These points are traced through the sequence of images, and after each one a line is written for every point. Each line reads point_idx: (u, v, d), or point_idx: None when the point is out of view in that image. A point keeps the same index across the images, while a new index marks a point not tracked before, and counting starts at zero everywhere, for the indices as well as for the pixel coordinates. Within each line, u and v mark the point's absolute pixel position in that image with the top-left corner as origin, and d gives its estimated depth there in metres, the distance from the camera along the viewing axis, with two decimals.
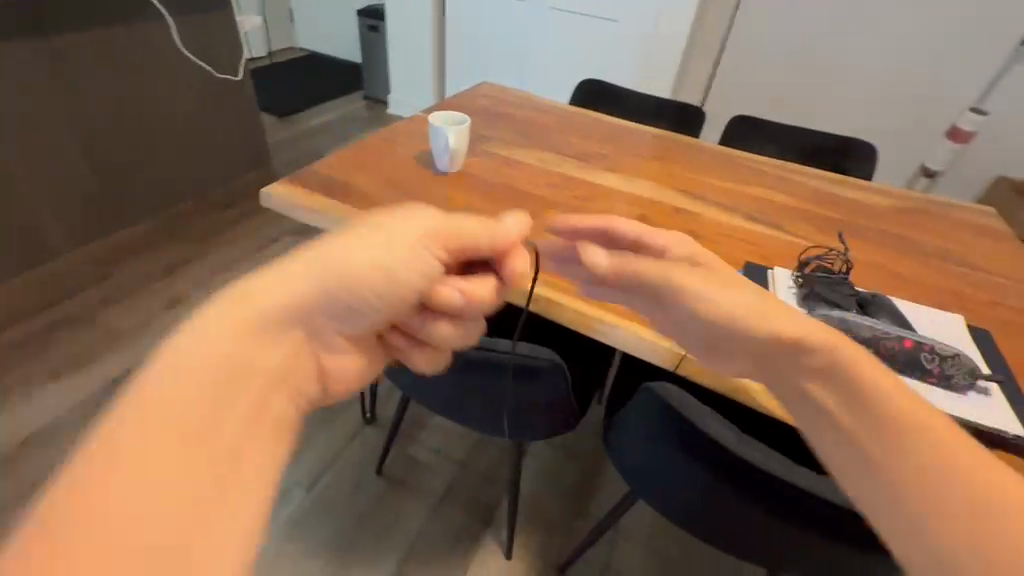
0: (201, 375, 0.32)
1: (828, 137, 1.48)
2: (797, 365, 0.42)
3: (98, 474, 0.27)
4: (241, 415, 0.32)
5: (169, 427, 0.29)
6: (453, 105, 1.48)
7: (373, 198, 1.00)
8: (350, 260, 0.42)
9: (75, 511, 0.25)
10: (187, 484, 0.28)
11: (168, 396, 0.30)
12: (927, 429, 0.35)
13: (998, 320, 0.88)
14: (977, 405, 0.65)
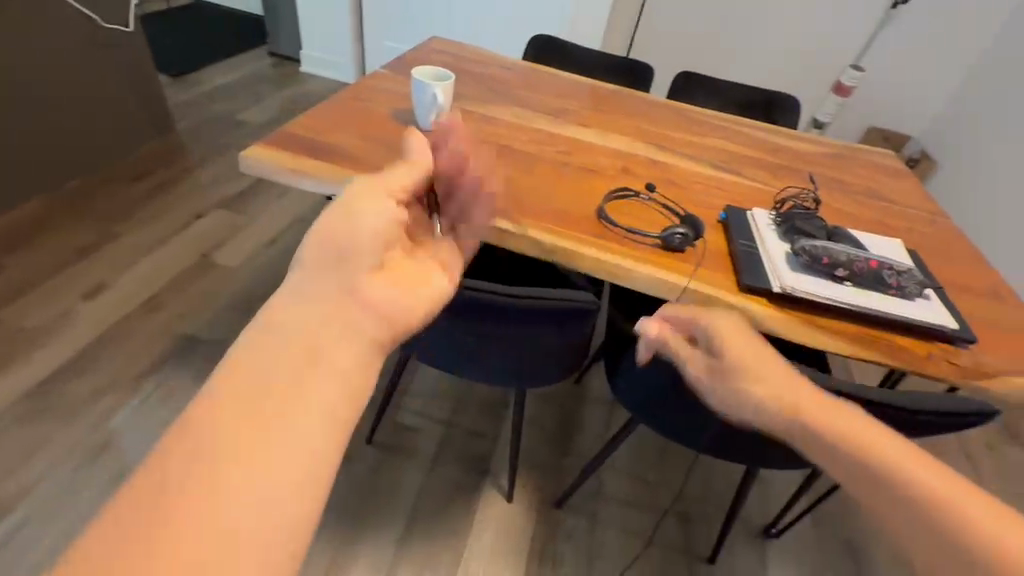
0: (270, 355, 0.32)
1: (758, 91, 1.63)
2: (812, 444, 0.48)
3: (169, 457, 0.28)
4: (279, 395, 0.31)
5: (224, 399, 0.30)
6: (409, 62, 1.42)
7: (363, 158, 0.96)
8: (358, 236, 0.39)
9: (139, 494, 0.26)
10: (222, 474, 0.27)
11: (231, 378, 0.30)
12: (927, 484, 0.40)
13: (918, 243, 1.06)
14: (924, 308, 0.81)
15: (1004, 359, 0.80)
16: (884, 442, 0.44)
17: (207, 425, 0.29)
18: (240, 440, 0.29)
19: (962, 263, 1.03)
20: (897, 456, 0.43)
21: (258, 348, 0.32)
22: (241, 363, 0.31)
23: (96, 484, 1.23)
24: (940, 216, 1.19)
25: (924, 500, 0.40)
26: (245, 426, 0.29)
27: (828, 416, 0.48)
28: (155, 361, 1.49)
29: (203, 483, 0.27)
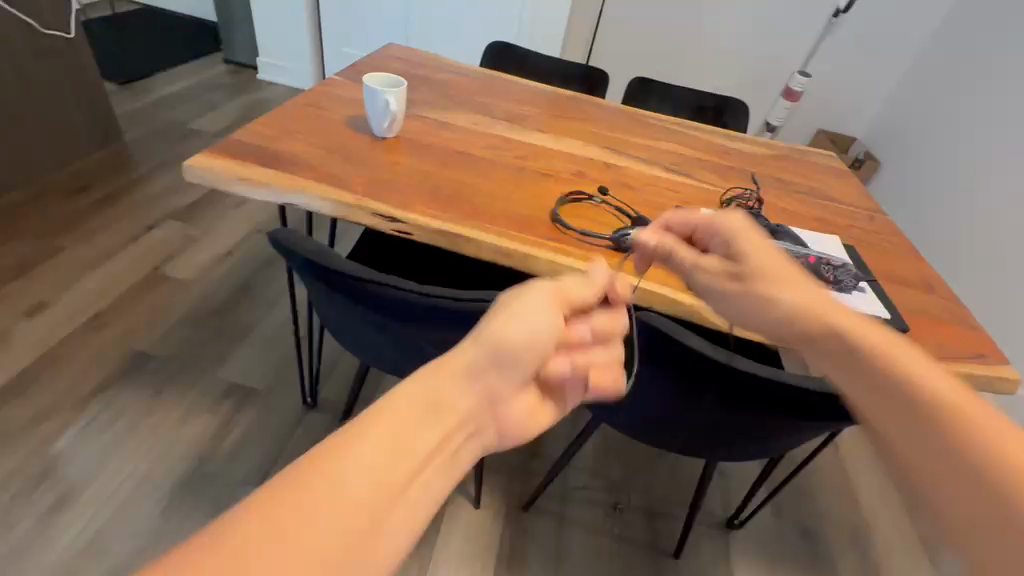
0: (391, 435, 0.37)
1: (709, 96, 1.69)
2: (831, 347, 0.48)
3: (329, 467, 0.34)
4: (422, 449, 0.38)
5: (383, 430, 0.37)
6: (364, 69, 1.41)
7: (314, 166, 0.95)
8: (496, 350, 0.46)
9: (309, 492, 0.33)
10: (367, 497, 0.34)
11: (396, 417, 0.38)
12: (947, 397, 0.39)
13: (857, 238, 1.12)
14: (859, 300, 0.85)
15: (933, 346, 0.85)
16: (892, 350, 0.44)
17: (317, 477, 0.34)
18: (335, 506, 0.33)
19: (897, 256, 1.09)
20: (928, 374, 0.41)
21: (381, 424, 0.37)
22: (361, 431, 0.37)
23: (39, 513, 1.17)
24: (877, 212, 1.26)
25: (941, 420, 0.38)
26: (347, 494, 0.33)
27: (844, 328, 0.48)
28: (102, 381, 1.42)
29: (338, 501, 0.33)
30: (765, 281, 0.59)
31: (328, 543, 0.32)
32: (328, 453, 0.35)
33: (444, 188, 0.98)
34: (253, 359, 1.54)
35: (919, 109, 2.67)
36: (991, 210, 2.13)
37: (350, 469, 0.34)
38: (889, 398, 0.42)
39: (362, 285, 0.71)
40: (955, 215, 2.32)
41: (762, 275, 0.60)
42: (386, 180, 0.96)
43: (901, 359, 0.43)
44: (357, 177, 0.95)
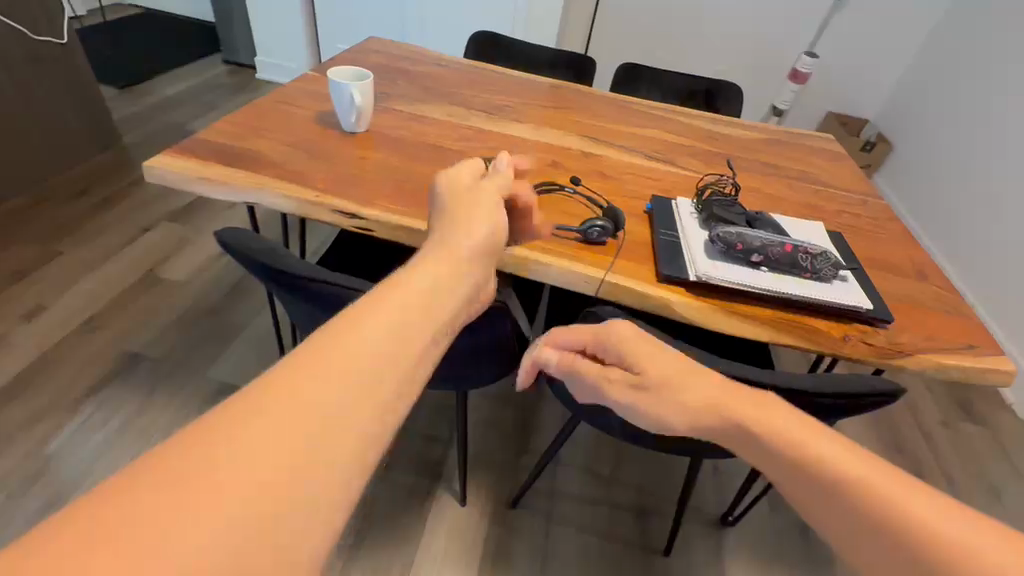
0: (364, 345, 0.32)
1: (701, 80, 1.64)
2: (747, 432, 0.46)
3: (286, 376, 0.30)
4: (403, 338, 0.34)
5: (361, 322, 0.33)
6: (343, 63, 1.39)
7: (277, 162, 0.93)
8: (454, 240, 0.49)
9: (252, 408, 0.28)
10: (330, 404, 0.29)
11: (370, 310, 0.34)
12: (870, 476, 0.39)
13: (848, 225, 1.07)
14: (840, 290, 0.81)
15: (921, 337, 0.81)
16: (814, 441, 0.43)
17: (290, 382, 0.30)
18: (309, 413, 0.28)
19: (890, 243, 1.04)
20: (842, 462, 0.41)
21: (352, 333, 0.32)
22: (326, 344, 0.32)
23: (31, 513, 1.19)
24: (873, 197, 1.20)
25: (877, 505, 0.38)
26: (323, 397, 0.29)
27: (763, 413, 0.46)
28: (95, 384, 1.44)
29: (278, 405, 0.28)
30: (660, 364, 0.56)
31: (308, 451, 0.27)
32: (289, 369, 0.30)
33: (410, 182, 0.95)
34: (243, 359, 1.55)
35: (932, 88, 2.57)
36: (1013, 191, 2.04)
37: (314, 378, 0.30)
38: (828, 497, 0.40)
39: (312, 287, 0.70)
40: (972, 198, 2.23)
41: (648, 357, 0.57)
42: (351, 175, 0.94)
43: (863, 473, 0.40)
44: (321, 172, 0.93)
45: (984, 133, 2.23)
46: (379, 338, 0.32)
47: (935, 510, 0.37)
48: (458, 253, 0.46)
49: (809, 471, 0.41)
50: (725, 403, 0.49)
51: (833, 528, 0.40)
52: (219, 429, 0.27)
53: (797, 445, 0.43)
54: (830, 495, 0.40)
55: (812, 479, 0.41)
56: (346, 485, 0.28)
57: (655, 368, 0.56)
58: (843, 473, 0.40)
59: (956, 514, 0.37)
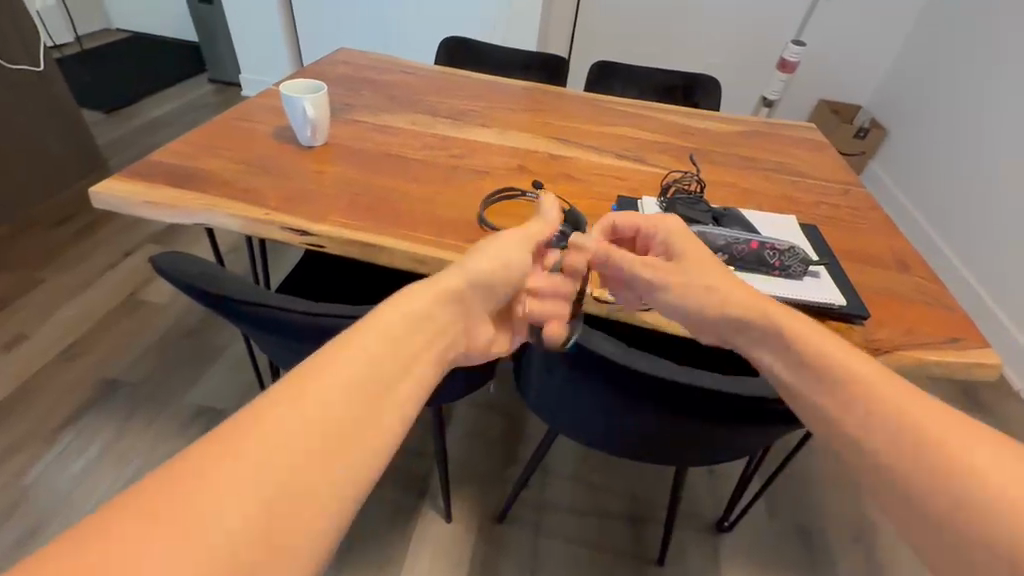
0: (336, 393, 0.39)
1: (677, 74, 1.60)
2: (805, 361, 0.53)
3: (280, 399, 0.37)
4: (377, 377, 0.41)
5: (342, 360, 0.41)
6: (309, 76, 1.37)
7: (229, 180, 0.91)
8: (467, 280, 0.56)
9: (253, 425, 0.36)
10: (314, 427, 0.36)
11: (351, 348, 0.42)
12: (909, 402, 0.46)
13: (827, 217, 1.03)
14: (810, 286, 0.77)
15: (900, 332, 0.76)
16: (864, 369, 0.49)
17: (279, 407, 0.37)
18: (293, 434, 0.35)
19: (871, 233, 0.99)
20: (891, 391, 0.47)
21: (327, 378, 0.39)
22: (317, 369, 0.40)
23: (6, 546, 1.17)
24: (855, 186, 1.16)
25: (920, 429, 0.44)
26: (305, 421, 0.36)
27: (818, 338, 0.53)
28: (75, 411, 1.42)
29: (270, 426, 0.36)
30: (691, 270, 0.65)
31: (287, 480, 0.34)
32: (281, 395, 0.38)
33: (366, 195, 0.92)
34: (224, 381, 1.53)
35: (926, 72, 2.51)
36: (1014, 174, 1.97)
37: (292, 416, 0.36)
38: (879, 425, 0.46)
39: (250, 309, 0.67)
40: (969, 184, 2.17)
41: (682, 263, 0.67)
42: (304, 190, 0.91)
43: (909, 403, 0.46)
44: (274, 188, 0.90)
45: (980, 116, 2.18)
46: (350, 376, 0.40)
47: (974, 440, 0.43)
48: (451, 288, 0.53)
49: (864, 396, 0.48)
50: (785, 323, 0.56)
51: (880, 447, 0.45)
52: (230, 440, 0.35)
53: (849, 368, 0.50)
54: (886, 426, 0.46)
55: (868, 403, 0.47)
56: (327, 491, 0.35)
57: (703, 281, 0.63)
58: (895, 400, 0.46)
59: (994, 450, 0.42)
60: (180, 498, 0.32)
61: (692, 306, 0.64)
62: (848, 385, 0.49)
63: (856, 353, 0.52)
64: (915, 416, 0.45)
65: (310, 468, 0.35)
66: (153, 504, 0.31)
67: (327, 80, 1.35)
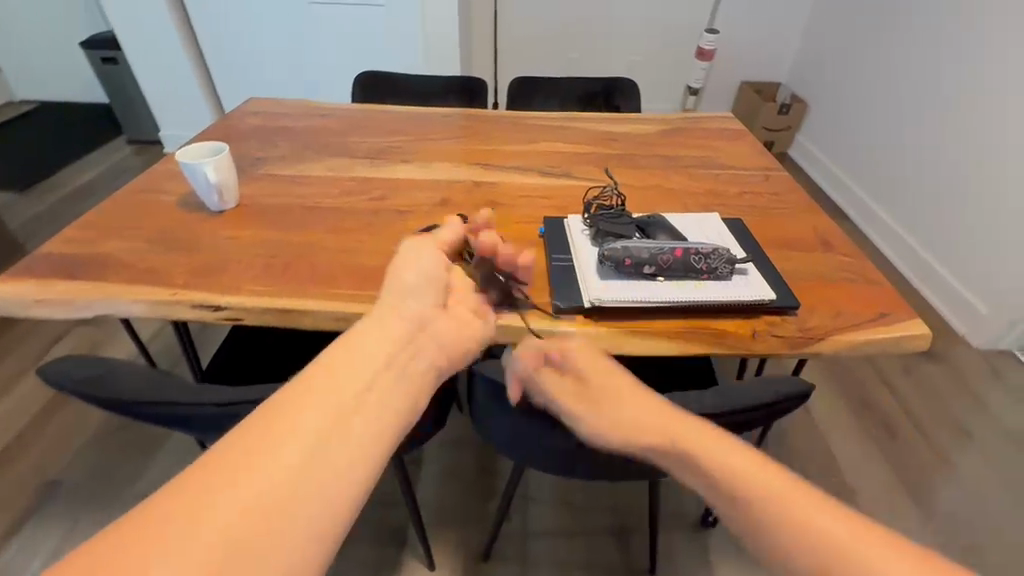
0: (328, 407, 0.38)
1: (596, 82, 1.62)
2: (704, 478, 0.47)
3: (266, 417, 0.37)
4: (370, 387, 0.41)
5: (331, 373, 0.40)
6: (218, 131, 1.31)
7: (130, 262, 0.84)
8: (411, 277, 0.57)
9: (235, 446, 0.35)
10: (306, 445, 0.36)
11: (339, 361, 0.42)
12: (817, 521, 0.41)
13: (752, 208, 1.04)
14: (739, 285, 0.77)
15: (831, 317, 0.77)
16: (767, 483, 0.44)
17: (266, 426, 0.36)
18: (282, 451, 0.35)
19: (795, 218, 1.01)
20: (802, 510, 0.42)
21: (321, 382, 0.40)
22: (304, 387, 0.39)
23: None
24: (775, 171, 1.19)
25: (841, 550, 0.39)
26: (291, 441, 0.35)
27: (718, 452, 0.48)
28: (10, 524, 1.31)
29: (255, 443, 0.35)
30: (616, 404, 0.59)
31: (297, 480, 0.34)
32: (267, 415, 0.37)
33: (283, 255, 0.87)
34: (175, 462, 1.44)
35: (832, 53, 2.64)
36: (930, 153, 2.08)
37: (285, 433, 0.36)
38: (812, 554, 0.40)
39: (155, 408, 0.61)
40: (892, 161, 2.28)
41: (611, 397, 0.60)
42: (214, 260, 0.85)
43: (819, 521, 0.41)
44: (181, 262, 0.85)
45: (889, 101, 2.28)
46: (338, 392, 0.39)
47: (891, 559, 0.38)
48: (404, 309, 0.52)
49: (772, 518, 0.42)
50: (685, 438, 0.50)
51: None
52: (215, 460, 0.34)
53: (752, 486, 0.44)
54: (795, 548, 0.41)
55: (774, 524, 0.42)
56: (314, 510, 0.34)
57: (624, 412, 0.58)
58: (802, 519, 0.41)
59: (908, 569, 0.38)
60: (183, 513, 0.31)
61: (618, 436, 0.57)
62: (751, 506, 0.43)
63: (756, 460, 0.46)
64: (827, 538, 0.40)
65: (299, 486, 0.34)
66: (174, 505, 0.31)
67: (238, 134, 1.30)
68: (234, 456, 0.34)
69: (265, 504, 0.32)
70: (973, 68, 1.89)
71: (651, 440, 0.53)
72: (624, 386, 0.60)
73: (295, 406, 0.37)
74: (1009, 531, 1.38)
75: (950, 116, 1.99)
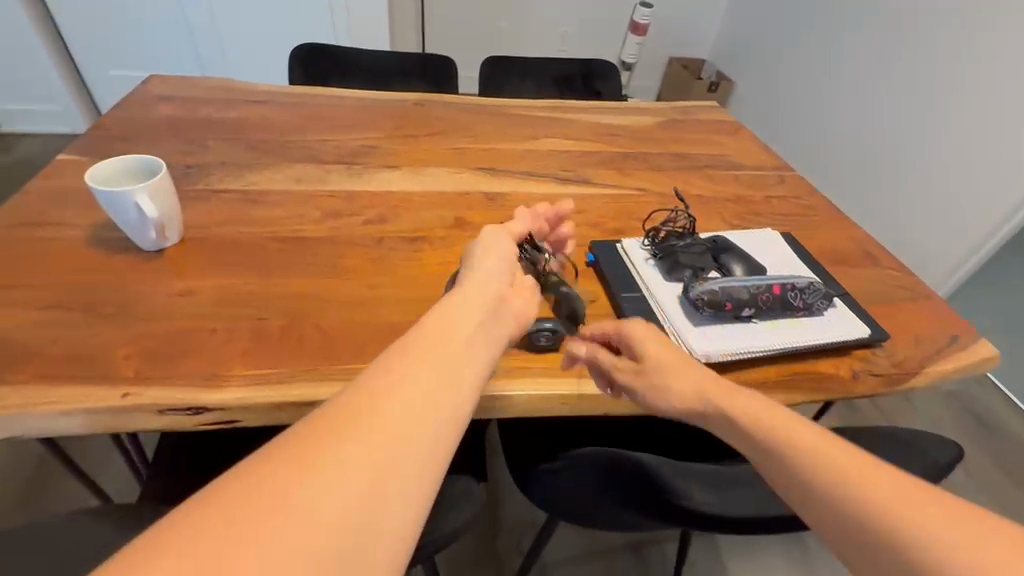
0: (421, 381, 0.38)
1: (573, 63, 1.47)
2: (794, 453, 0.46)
3: (343, 408, 0.35)
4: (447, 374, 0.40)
5: (410, 361, 0.39)
6: (115, 127, 0.97)
7: (37, 346, 0.57)
8: (485, 289, 0.50)
9: (319, 428, 0.34)
10: (385, 428, 0.34)
11: (417, 351, 0.40)
12: (923, 497, 0.40)
13: (787, 217, 0.98)
14: (833, 321, 0.70)
15: (912, 345, 0.73)
16: (864, 465, 0.43)
17: (343, 414, 0.35)
18: (356, 438, 0.33)
19: (829, 226, 0.96)
20: (903, 488, 0.41)
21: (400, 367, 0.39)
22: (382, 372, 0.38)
23: None
24: (787, 171, 1.13)
25: (938, 514, 0.39)
26: (367, 430, 0.34)
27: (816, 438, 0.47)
28: None
29: (336, 430, 0.34)
30: (670, 372, 0.56)
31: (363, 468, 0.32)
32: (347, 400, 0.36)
33: (270, 314, 0.64)
34: None
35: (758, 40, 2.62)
36: (859, 134, 2.10)
37: (387, 393, 0.36)
38: (854, 497, 0.41)
39: None
40: (819, 141, 2.31)
41: (663, 367, 0.56)
42: (171, 332, 0.60)
43: (911, 493, 0.41)
44: (119, 338, 0.59)
45: (815, 96, 2.29)
46: (412, 384, 0.37)
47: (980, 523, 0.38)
48: (478, 304, 0.48)
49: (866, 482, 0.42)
50: (764, 414, 0.50)
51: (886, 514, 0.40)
52: (288, 453, 0.32)
53: (837, 458, 0.44)
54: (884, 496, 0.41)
55: (865, 487, 0.42)
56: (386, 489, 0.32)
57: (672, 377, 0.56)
58: (893, 486, 0.41)
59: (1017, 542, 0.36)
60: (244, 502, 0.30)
61: (678, 392, 0.55)
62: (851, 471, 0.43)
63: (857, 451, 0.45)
64: (928, 504, 0.39)
65: (362, 475, 0.32)
66: (225, 502, 0.29)
67: (147, 131, 0.97)
68: (314, 438, 0.33)
69: (367, 466, 0.32)
70: (908, 71, 1.91)
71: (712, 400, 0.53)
72: (665, 353, 0.58)
73: (373, 395, 0.36)
74: (960, 488, 1.53)
75: (878, 100, 2.02)
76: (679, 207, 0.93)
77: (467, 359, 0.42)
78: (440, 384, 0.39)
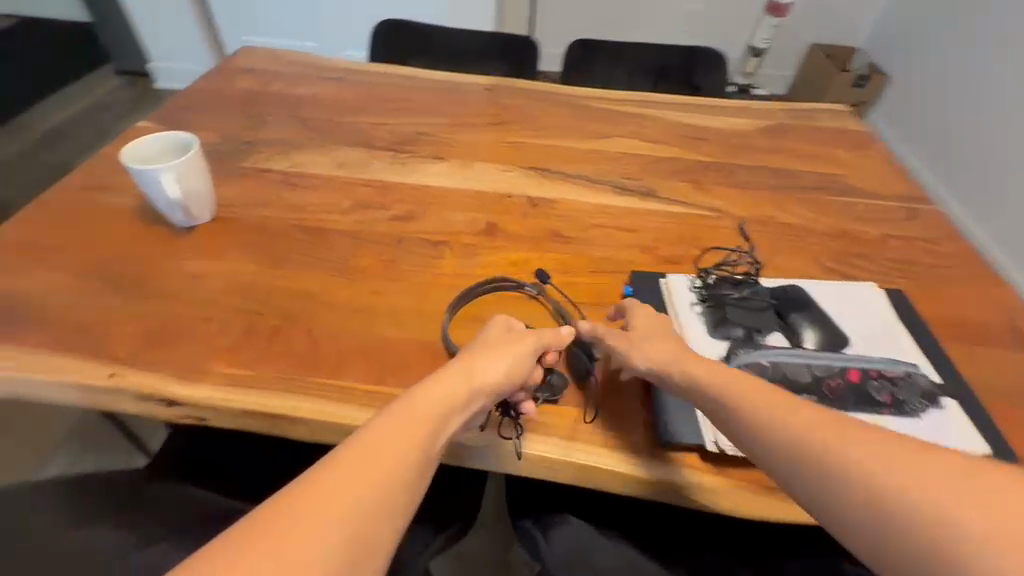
0: (388, 450, 0.42)
1: (673, 50, 1.30)
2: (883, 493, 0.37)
3: (294, 500, 0.37)
4: (397, 477, 0.41)
5: (364, 456, 0.41)
6: (196, 96, 1.01)
7: (58, 310, 0.61)
8: (472, 366, 0.51)
9: (271, 516, 0.36)
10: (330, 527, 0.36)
11: (374, 444, 0.42)
12: None
13: (905, 266, 0.76)
14: (937, 428, 0.52)
15: None
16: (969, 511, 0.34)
17: (292, 506, 0.37)
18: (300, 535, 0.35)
19: (967, 285, 0.74)
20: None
21: (358, 460, 0.40)
22: (339, 465, 0.40)
23: None
24: (921, 204, 0.89)
25: None
26: (309, 530, 0.36)
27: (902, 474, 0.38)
28: None
29: (282, 522, 0.36)
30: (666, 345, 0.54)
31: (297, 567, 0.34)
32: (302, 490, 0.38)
33: (267, 308, 0.63)
34: None
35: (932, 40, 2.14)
36: None
37: (337, 489, 0.38)
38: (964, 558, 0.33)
39: None
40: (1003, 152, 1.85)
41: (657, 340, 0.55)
42: (171, 315, 0.61)
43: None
44: (127, 313, 0.61)
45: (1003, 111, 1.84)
46: (361, 485, 0.39)
47: None
48: (456, 386, 0.49)
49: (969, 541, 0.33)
50: (833, 442, 0.41)
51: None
52: (238, 538, 0.35)
53: (930, 506, 0.36)
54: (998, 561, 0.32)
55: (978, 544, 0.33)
56: None
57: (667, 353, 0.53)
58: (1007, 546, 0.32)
59: None
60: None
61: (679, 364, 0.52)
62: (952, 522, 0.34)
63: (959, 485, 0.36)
64: None
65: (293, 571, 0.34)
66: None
67: (222, 102, 1.00)
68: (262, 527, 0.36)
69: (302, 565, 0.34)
70: None
71: (767, 422, 0.45)
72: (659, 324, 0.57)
73: (320, 489, 0.38)
74: None
75: None
76: (740, 245, 0.77)
77: (421, 455, 0.43)
78: (387, 487, 0.40)
